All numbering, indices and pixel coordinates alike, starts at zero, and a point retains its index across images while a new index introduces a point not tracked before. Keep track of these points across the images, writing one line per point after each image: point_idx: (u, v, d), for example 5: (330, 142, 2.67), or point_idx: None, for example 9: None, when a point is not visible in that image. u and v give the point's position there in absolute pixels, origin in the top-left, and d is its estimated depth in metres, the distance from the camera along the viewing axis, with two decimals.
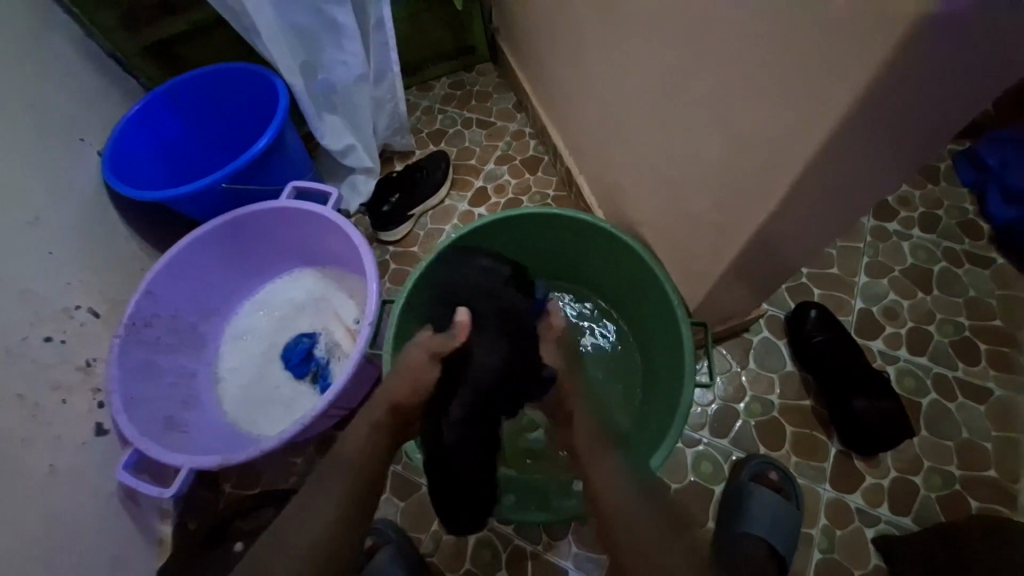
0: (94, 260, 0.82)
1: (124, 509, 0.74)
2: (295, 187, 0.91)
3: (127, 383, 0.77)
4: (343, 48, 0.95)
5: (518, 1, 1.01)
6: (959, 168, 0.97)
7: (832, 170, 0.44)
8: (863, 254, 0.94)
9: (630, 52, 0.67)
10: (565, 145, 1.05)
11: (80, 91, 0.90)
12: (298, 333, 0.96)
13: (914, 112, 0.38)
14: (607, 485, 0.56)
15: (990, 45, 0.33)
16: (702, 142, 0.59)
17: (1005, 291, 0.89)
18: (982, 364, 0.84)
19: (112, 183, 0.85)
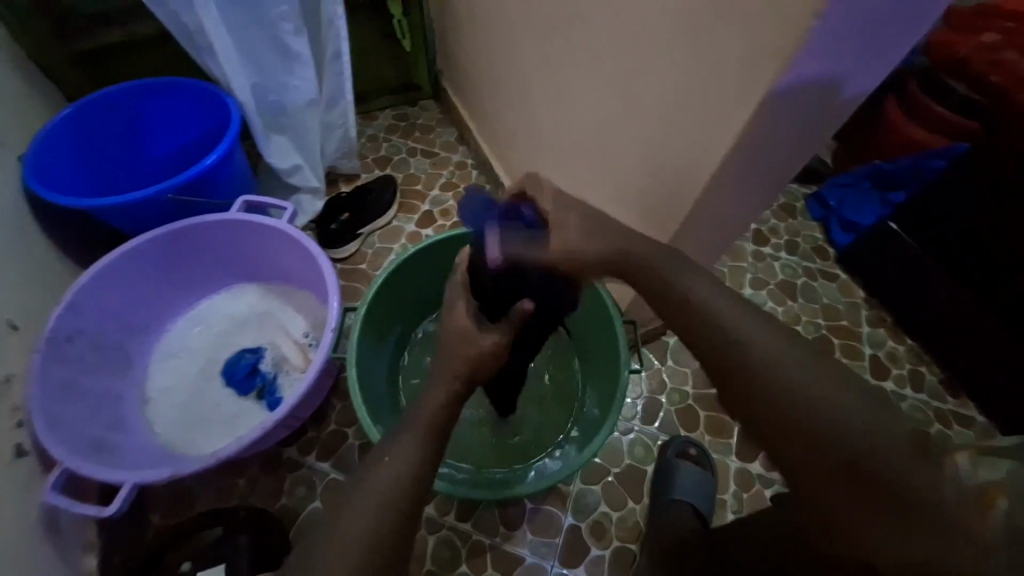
0: (12, 270, 0.76)
1: (42, 540, 0.67)
2: (245, 201, 0.91)
3: (47, 402, 0.71)
4: (296, 73, 0.98)
5: (462, 47, 1.13)
6: (810, 206, 1.24)
7: (722, 191, 0.59)
8: (746, 271, 1.16)
9: (566, 97, 0.81)
10: (506, 174, 1.16)
11: (0, 95, 0.85)
12: (239, 349, 0.93)
13: (773, 153, 0.55)
14: (707, 312, 0.49)
15: (814, 111, 0.50)
16: (626, 171, 0.73)
17: (848, 298, 1.14)
18: (837, 354, 1.07)
19: (33, 188, 0.80)
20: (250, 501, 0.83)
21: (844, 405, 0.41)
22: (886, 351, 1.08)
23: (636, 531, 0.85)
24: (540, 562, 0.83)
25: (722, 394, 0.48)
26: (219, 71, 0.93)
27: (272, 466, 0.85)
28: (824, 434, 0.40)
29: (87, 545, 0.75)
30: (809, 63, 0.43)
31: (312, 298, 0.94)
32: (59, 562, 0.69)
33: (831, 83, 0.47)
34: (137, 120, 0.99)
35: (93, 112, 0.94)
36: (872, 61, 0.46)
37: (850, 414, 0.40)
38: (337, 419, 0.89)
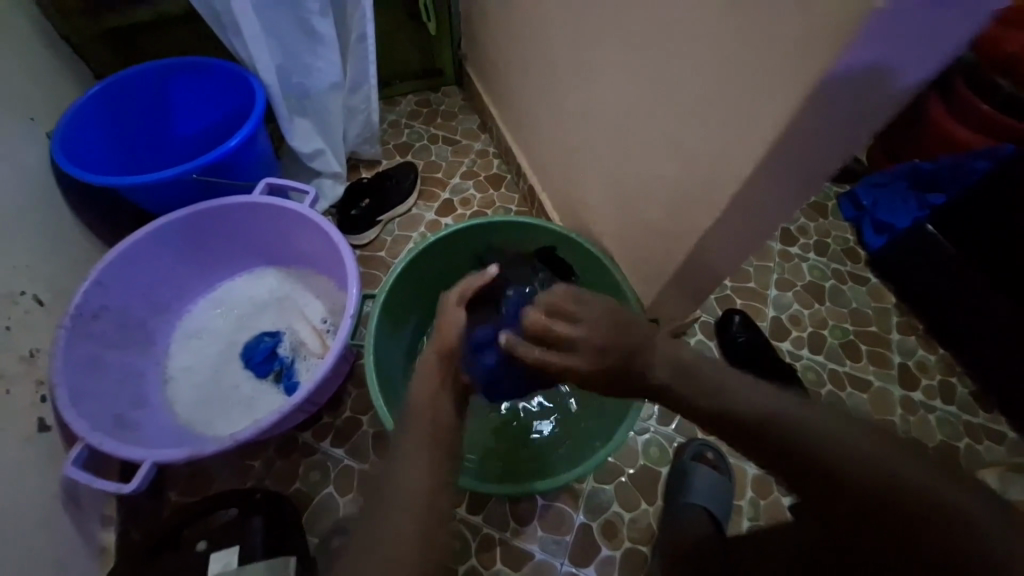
0: (40, 247, 0.77)
1: (64, 511, 0.69)
2: (268, 184, 0.91)
3: (71, 376, 0.73)
4: (319, 56, 0.97)
5: (488, 32, 1.10)
6: (842, 206, 1.18)
7: (758, 188, 0.56)
8: (773, 272, 1.13)
9: (595, 86, 0.78)
10: (529, 164, 1.14)
11: (32, 70, 0.86)
12: (259, 332, 0.93)
13: (815, 148, 0.52)
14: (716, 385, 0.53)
15: (862, 103, 0.47)
16: (657, 164, 0.70)
17: (879, 304, 1.10)
18: (864, 361, 1.03)
19: (61, 164, 0.81)
20: (265, 483, 0.84)
21: (866, 446, 0.45)
22: (917, 361, 1.03)
23: (648, 532, 0.84)
24: (549, 559, 0.82)
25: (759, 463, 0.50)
26: (245, 52, 0.92)
27: (288, 450, 0.86)
28: (879, 485, 0.43)
29: (107, 517, 0.77)
30: (862, 52, 0.40)
31: (331, 283, 0.94)
32: (79, 533, 0.71)
33: (883, 73, 0.44)
34: (165, 99, 1.00)
35: (122, 90, 0.94)
36: (930, 51, 0.43)
37: (894, 461, 0.43)
38: (351, 406, 0.90)
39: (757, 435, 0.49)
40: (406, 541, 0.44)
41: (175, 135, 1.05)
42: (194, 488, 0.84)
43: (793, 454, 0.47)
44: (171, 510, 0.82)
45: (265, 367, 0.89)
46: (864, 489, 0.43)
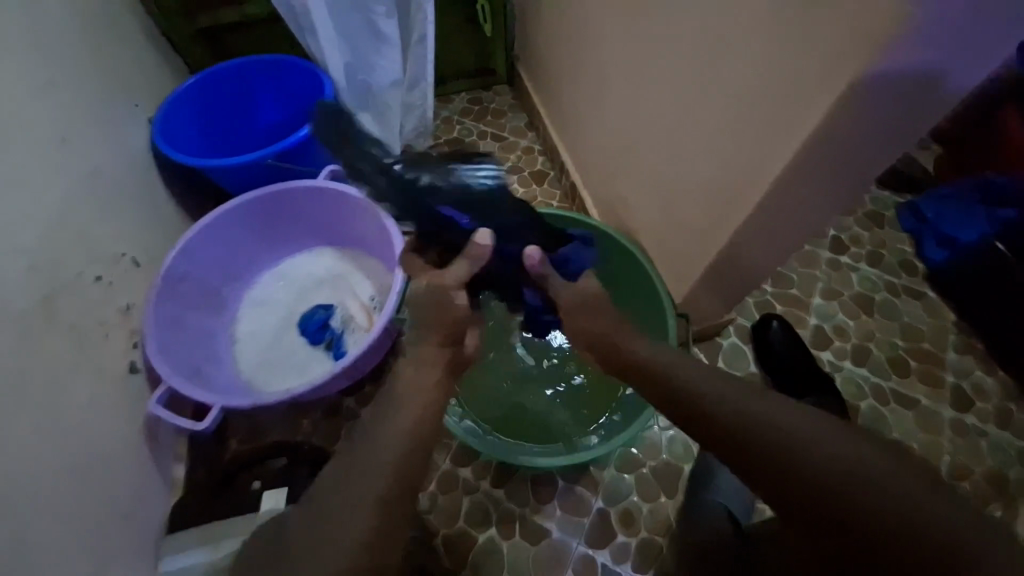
0: (138, 216, 0.89)
1: (144, 443, 0.80)
2: (331, 170, 1.00)
3: (159, 329, 0.84)
4: (383, 55, 1.04)
5: (540, 34, 1.14)
6: (901, 217, 1.14)
7: (793, 186, 0.57)
8: (817, 280, 1.09)
9: (638, 85, 0.80)
10: (572, 161, 1.17)
11: (140, 64, 0.99)
12: (315, 304, 1.02)
13: (853, 148, 0.52)
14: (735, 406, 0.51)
15: (905, 105, 0.47)
16: (695, 162, 0.72)
17: (934, 320, 1.04)
18: (912, 378, 0.99)
19: (160, 147, 0.93)
20: (310, 440, 0.92)
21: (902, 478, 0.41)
22: (973, 382, 0.98)
23: (665, 525, 0.85)
24: (566, 539, 0.85)
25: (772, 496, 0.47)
26: (318, 51, 1.02)
27: (332, 413, 0.94)
28: (894, 526, 0.39)
29: (178, 455, 0.88)
30: (902, 53, 0.41)
31: (381, 265, 1.02)
32: (155, 465, 0.82)
33: (928, 76, 0.44)
34: (247, 92, 1.12)
35: (212, 84, 1.07)
36: (977, 53, 0.43)
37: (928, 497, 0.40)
38: (391, 377, 0.97)
39: (766, 457, 0.46)
40: (367, 519, 0.47)
41: (253, 125, 1.17)
42: (250, 440, 0.93)
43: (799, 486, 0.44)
44: (230, 456, 0.92)
45: (319, 336, 0.97)
46: (878, 529, 0.40)
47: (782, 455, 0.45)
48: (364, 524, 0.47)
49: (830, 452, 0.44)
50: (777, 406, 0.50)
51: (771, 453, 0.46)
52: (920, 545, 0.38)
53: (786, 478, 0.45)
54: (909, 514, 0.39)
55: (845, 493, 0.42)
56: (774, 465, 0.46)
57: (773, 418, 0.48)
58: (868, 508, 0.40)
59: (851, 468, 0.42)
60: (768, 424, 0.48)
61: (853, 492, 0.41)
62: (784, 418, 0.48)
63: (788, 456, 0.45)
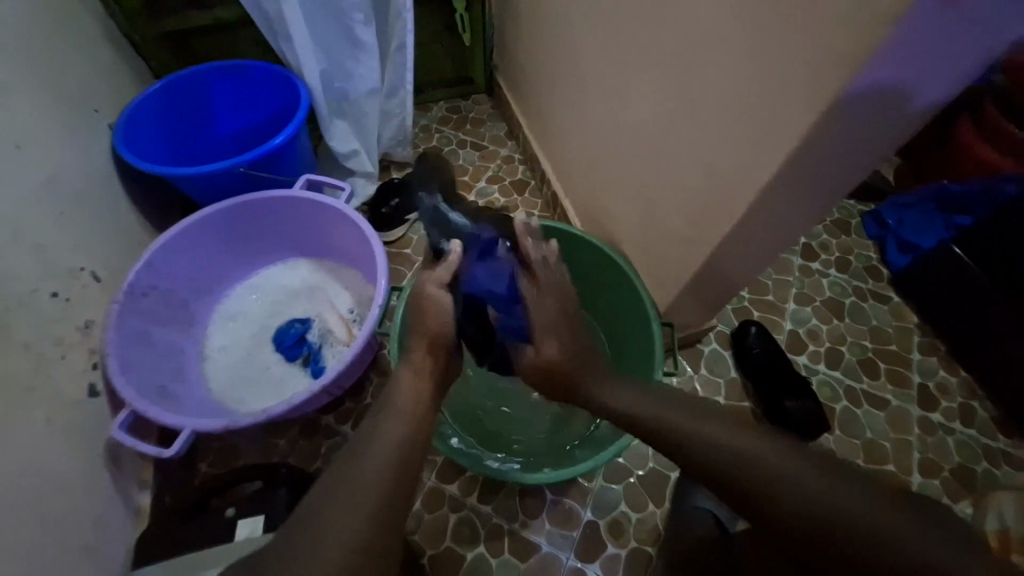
0: (100, 227, 0.84)
1: (106, 470, 0.75)
2: (307, 179, 0.96)
3: (122, 348, 0.79)
4: (361, 63, 1.03)
5: (520, 44, 1.15)
6: (866, 225, 1.19)
7: (775, 197, 0.59)
8: (791, 286, 1.13)
9: (620, 96, 0.81)
10: (553, 171, 1.18)
11: (100, 68, 0.94)
12: (290, 318, 0.98)
13: (831, 159, 0.54)
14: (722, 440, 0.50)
15: (879, 119, 0.49)
16: (678, 172, 0.73)
17: (900, 323, 1.09)
18: (882, 379, 1.03)
19: (123, 155, 0.88)
20: (288, 460, 0.88)
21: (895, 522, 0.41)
22: (937, 381, 1.02)
23: (654, 534, 0.85)
24: (555, 552, 0.84)
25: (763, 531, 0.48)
26: (293, 57, 0.99)
27: (311, 431, 0.90)
28: (863, 554, 0.41)
29: (143, 482, 0.82)
30: (879, 69, 0.43)
31: (360, 276, 0.99)
32: (117, 494, 0.77)
33: (900, 91, 0.46)
34: (217, 98, 1.07)
35: (179, 89, 1.02)
36: (949, 70, 0.45)
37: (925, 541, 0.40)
38: (372, 392, 0.94)
39: (734, 491, 0.48)
40: (353, 540, 0.44)
41: (224, 132, 1.13)
42: (222, 462, 0.89)
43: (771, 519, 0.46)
44: (200, 481, 0.87)
45: (295, 351, 0.93)
46: (845, 555, 0.42)
47: (751, 491, 0.47)
48: (348, 541, 0.44)
49: (796, 488, 0.45)
50: (746, 434, 0.50)
51: (741, 490, 0.47)
52: (888, 568, 0.40)
53: (756, 510, 0.47)
54: (875, 540, 0.41)
55: (813, 526, 0.43)
56: (744, 500, 0.47)
57: (740, 454, 0.48)
58: (836, 538, 0.42)
59: (816, 501, 0.44)
60: (734, 457, 0.48)
61: (820, 525, 0.43)
62: (751, 450, 0.48)
63: (756, 492, 0.46)
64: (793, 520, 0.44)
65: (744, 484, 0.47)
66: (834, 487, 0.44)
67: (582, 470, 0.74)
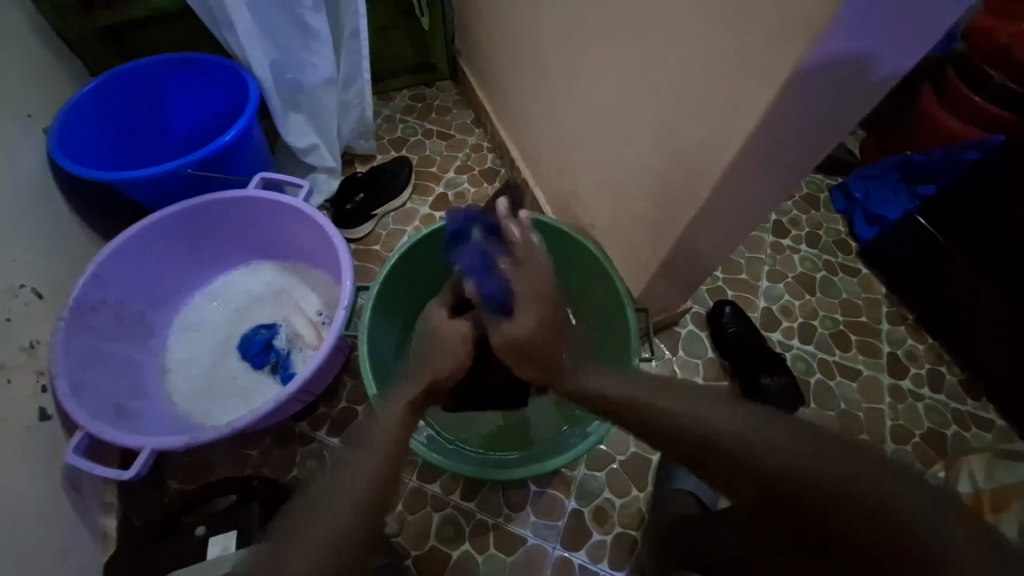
0: (39, 240, 0.79)
1: (66, 496, 0.71)
2: (263, 177, 0.92)
3: (71, 367, 0.74)
4: (314, 51, 0.98)
5: (481, 27, 1.11)
6: (834, 199, 1.20)
7: (740, 177, 0.58)
8: (763, 264, 1.14)
9: (583, 79, 0.79)
10: (522, 158, 1.15)
11: (28, 68, 0.87)
12: (254, 324, 0.95)
13: (794, 136, 0.53)
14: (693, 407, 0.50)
15: (840, 92, 0.48)
16: (645, 155, 0.71)
17: (869, 294, 1.11)
18: (853, 351, 1.05)
19: (58, 161, 0.82)
20: (262, 471, 0.85)
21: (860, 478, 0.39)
22: (905, 349, 1.05)
23: (638, 517, 0.86)
24: (542, 543, 0.84)
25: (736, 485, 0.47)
26: (239, 48, 0.93)
27: (284, 439, 0.88)
28: (849, 518, 0.39)
29: (108, 505, 0.79)
30: (836, 40, 0.42)
31: (327, 277, 0.96)
32: (81, 520, 0.73)
33: (858, 62, 0.45)
34: (161, 94, 1.01)
35: (119, 87, 0.95)
36: (906, 39, 0.44)
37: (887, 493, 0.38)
38: (347, 396, 0.91)
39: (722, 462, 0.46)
40: (327, 537, 0.44)
41: (173, 132, 1.07)
42: (192, 478, 0.85)
43: (760, 489, 0.43)
44: (170, 498, 0.84)
45: (261, 358, 0.90)
46: (831, 520, 0.40)
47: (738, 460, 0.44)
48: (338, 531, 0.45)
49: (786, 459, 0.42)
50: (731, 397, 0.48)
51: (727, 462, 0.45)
52: (871, 531, 0.38)
53: (743, 476, 0.44)
54: (861, 503, 0.38)
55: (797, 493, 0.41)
56: (732, 470, 0.45)
57: (729, 428, 0.46)
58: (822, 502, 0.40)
59: (806, 466, 0.41)
60: (700, 421, 0.48)
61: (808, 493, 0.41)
62: (734, 425, 0.46)
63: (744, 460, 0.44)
64: (779, 486, 0.42)
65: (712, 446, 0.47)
66: (794, 442, 0.43)
67: (560, 461, 0.73)
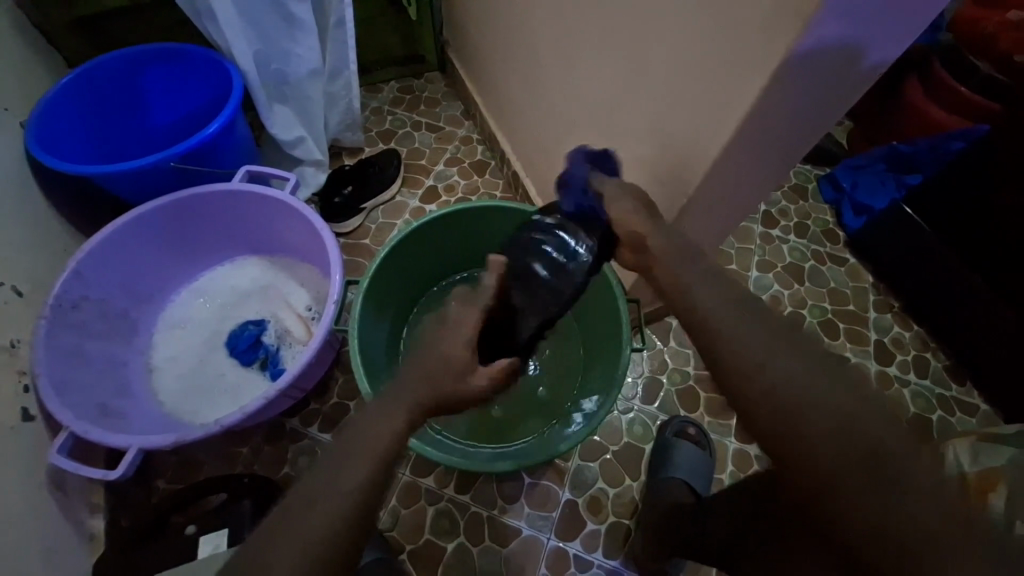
0: (18, 237, 0.77)
1: (52, 498, 0.70)
2: (249, 171, 0.90)
3: (54, 366, 0.73)
4: (298, 41, 0.96)
5: (469, 17, 1.10)
6: (823, 189, 1.21)
7: (730, 166, 0.58)
8: (753, 254, 1.14)
9: (573, 69, 0.78)
10: (512, 150, 1.14)
11: (3, 59, 0.84)
12: (242, 320, 0.93)
13: (783, 125, 0.53)
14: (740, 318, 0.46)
15: (829, 80, 0.48)
16: (635, 145, 0.71)
17: (856, 283, 1.12)
18: (842, 339, 1.06)
19: (36, 155, 0.80)
20: (254, 468, 0.84)
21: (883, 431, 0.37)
22: (892, 337, 1.06)
23: (632, 506, 0.86)
24: (537, 534, 0.84)
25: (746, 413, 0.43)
26: (221, 38, 0.91)
27: (276, 436, 0.87)
28: (856, 471, 0.36)
29: (95, 506, 0.77)
30: (826, 27, 0.42)
31: (316, 271, 0.94)
32: (68, 521, 0.72)
33: (847, 50, 0.45)
34: (142, 86, 0.98)
35: (98, 79, 0.93)
36: (894, 27, 0.45)
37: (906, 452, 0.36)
38: (339, 391, 0.90)
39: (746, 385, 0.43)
40: (315, 525, 0.42)
41: (155, 125, 1.04)
42: (182, 477, 0.84)
43: (772, 426, 0.41)
44: (159, 498, 0.82)
45: (250, 354, 0.89)
46: (828, 465, 0.37)
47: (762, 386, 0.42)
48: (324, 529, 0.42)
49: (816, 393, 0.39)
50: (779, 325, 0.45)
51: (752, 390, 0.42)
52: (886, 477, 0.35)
53: (753, 402, 0.42)
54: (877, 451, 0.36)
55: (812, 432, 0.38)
56: (748, 401, 0.42)
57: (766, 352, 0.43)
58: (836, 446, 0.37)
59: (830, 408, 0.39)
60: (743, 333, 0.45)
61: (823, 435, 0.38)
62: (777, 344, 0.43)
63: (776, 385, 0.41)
64: (791, 422, 0.39)
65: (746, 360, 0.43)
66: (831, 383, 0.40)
67: (551, 454, 0.73)
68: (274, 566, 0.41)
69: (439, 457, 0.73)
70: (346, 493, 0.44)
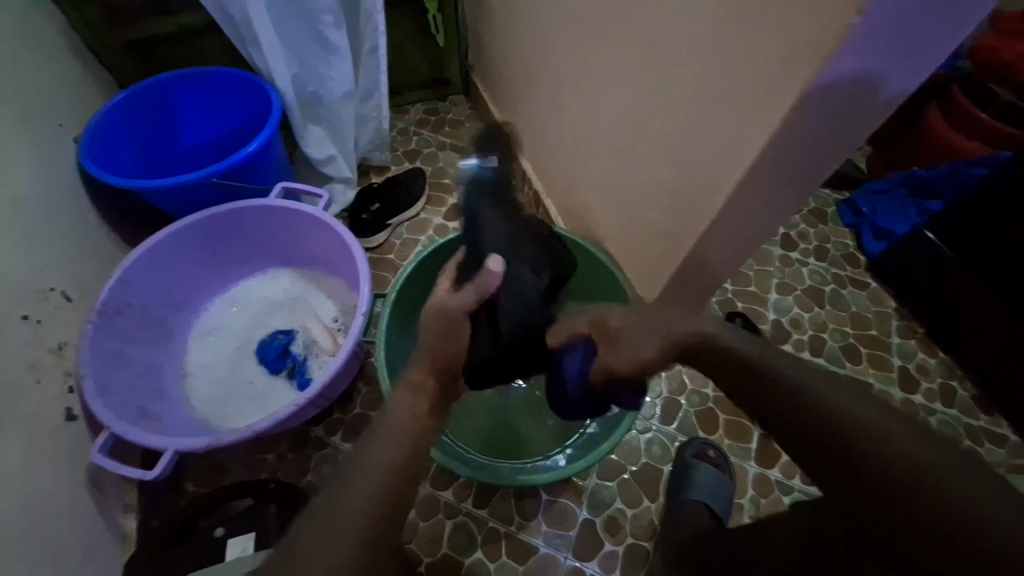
0: (68, 247, 0.81)
1: (88, 496, 0.72)
2: (284, 187, 0.94)
3: (98, 369, 0.76)
4: (333, 66, 1.01)
5: (494, 44, 1.14)
6: (842, 213, 1.21)
7: (754, 192, 0.59)
8: (773, 276, 1.15)
9: (595, 96, 0.81)
10: (534, 170, 1.17)
11: (61, 82, 0.90)
12: (272, 330, 0.96)
13: (802, 155, 0.55)
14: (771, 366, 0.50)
15: (852, 112, 0.50)
16: (657, 170, 0.73)
17: (878, 307, 1.11)
18: (864, 364, 1.05)
19: (88, 169, 0.85)
20: (277, 476, 0.86)
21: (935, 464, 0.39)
22: (916, 363, 1.05)
23: (650, 528, 0.86)
24: (554, 552, 0.84)
25: (805, 459, 0.46)
26: (263, 62, 0.96)
27: (300, 444, 0.89)
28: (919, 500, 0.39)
29: (126, 506, 0.80)
30: (846, 62, 0.44)
31: (343, 284, 0.97)
32: (103, 520, 0.74)
33: (867, 82, 0.47)
34: (185, 106, 1.04)
35: (145, 99, 0.99)
36: (911, 61, 0.46)
37: (961, 490, 0.37)
38: (361, 402, 0.92)
39: (811, 442, 0.45)
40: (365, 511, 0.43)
41: (195, 141, 1.10)
42: (207, 482, 0.86)
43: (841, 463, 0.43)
44: (185, 503, 0.84)
45: (278, 363, 0.92)
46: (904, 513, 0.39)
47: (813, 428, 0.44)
48: (386, 465, 0.47)
49: (898, 455, 0.40)
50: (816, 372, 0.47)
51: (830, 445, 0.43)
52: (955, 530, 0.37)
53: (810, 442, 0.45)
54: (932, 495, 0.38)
55: (898, 514, 0.40)
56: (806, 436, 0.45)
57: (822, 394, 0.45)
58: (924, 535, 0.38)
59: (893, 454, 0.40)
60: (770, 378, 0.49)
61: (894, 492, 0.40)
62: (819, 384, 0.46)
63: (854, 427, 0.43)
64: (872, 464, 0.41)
65: (786, 409, 0.47)
66: (884, 429, 0.41)
67: (571, 470, 0.73)
68: (350, 504, 0.44)
69: (456, 469, 0.74)
70: (388, 487, 0.45)
